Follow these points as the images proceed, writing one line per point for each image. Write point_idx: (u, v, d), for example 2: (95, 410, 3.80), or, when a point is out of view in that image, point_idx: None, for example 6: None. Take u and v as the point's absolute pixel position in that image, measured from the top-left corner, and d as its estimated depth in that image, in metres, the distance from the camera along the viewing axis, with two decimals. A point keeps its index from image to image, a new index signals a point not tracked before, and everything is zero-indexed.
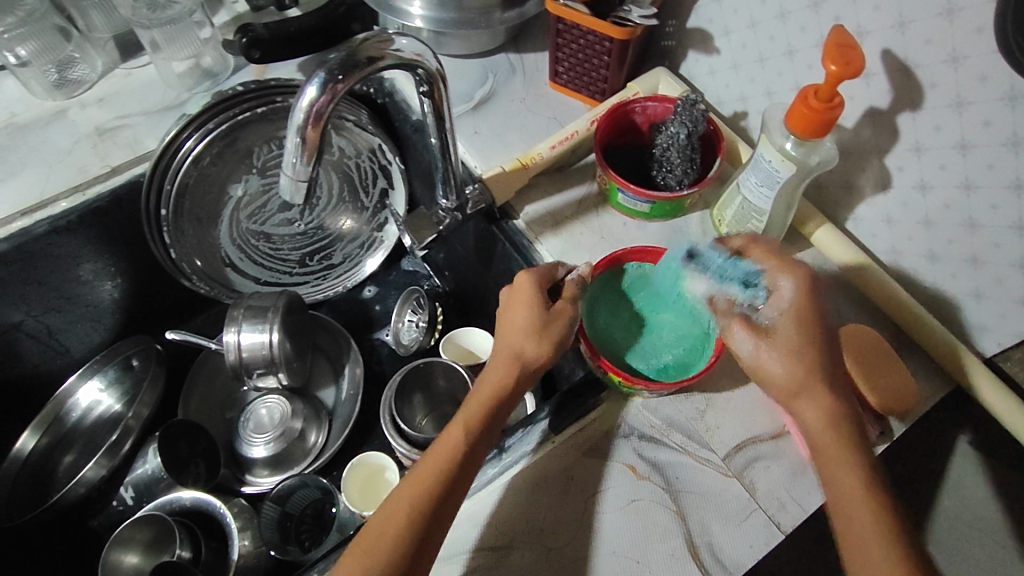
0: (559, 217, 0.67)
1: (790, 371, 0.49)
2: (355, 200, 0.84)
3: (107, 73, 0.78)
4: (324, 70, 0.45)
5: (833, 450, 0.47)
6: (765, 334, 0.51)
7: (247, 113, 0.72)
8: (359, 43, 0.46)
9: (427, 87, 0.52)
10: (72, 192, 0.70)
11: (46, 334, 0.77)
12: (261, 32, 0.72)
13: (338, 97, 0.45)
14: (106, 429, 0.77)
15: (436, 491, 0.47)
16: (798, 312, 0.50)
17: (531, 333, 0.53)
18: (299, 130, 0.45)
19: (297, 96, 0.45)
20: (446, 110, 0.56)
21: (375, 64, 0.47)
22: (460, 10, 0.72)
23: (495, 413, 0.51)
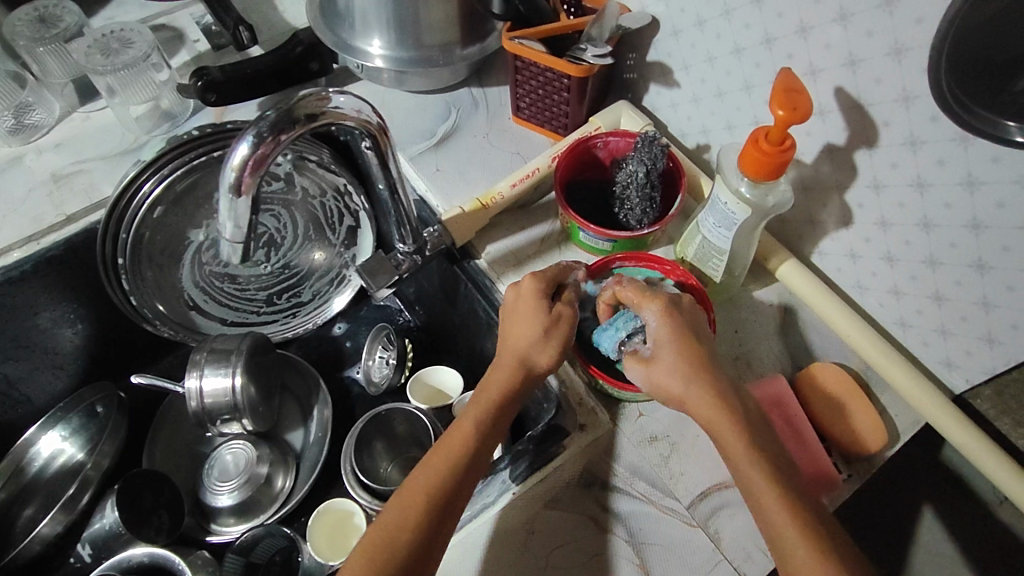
0: (523, 255, 0.66)
1: (682, 391, 0.48)
2: (321, 237, 0.83)
3: (65, 118, 0.78)
4: (258, 128, 0.44)
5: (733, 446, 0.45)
6: (659, 358, 0.49)
7: (203, 157, 0.71)
8: (297, 100, 0.45)
9: (370, 141, 0.52)
10: (26, 241, 0.69)
11: (6, 384, 0.75)
12: (217, 75, 0.72)
13: (273, 152, 0.45)
14: (65, 480, 0.73)
15: (445, 490, 0.45)
16: (678, 330, 0.50)
17: (539, 333, 0.52)
18: (233, 188, 0.44)
19: (230, 155, 0.44)
20: (389, 158, 0.55)
21: (313, 121, 0.46)
22: (418, 48, 0.72)
23: (502, 414, 0.49)
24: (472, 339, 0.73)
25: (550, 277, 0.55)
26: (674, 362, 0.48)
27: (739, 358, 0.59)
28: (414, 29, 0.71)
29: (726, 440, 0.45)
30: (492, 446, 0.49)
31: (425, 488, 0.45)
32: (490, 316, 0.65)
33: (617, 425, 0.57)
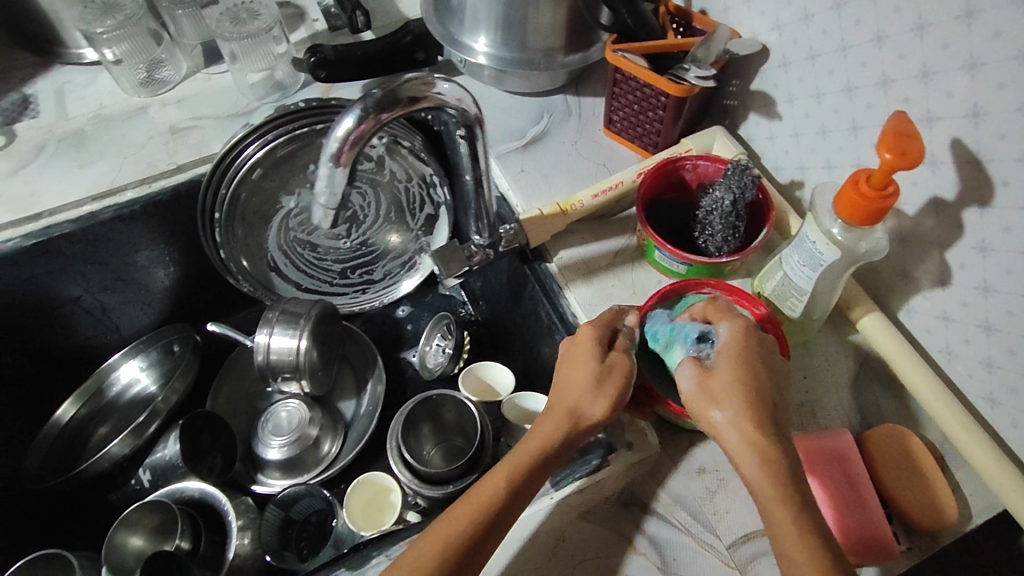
0: (594, 266, 0.66)
1: (718, 427, 0.46)
2: (401, 221, 0.86)
3: (189, 77, 0.84)
4: (364, 104, 0.46)
5: (740, 455, 0.45)
6: (732, 384, 0.47)
7: (306, 128, 0.75)
8: (403, 82, 0.47)
9: (465, 130, 0.54)
10: (140, 183, 0.75)
11: (100, 311, 0.82)
12: (329, 54, 0.75)
13: (374, 126, 0.47)
14: (138, 403, 0.82)
15: (472, 537, 0.45)
16: (740, 337, 0.49)
17: (586, 389, 0.51)
18: (333, 158, 0.47)
19: (335, 125, 0.46)
20: (479, 151, 0.57)
21: (415, 104, 0.48)
22: (522, 50, 0.75)
23: (537, 469, 0.48)
24: (530, 341, 0.74)
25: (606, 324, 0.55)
26: (734, 372, 0.47)
27: (804, 406, 0.56)
28: (520, 31, 0.73)
29: (749, 473, 0.44)
30: (527, 497, 0.48)
31: (457, 537, 0.45)
32: (552, 320, 0.65)
33: (664, 451, 0.56)
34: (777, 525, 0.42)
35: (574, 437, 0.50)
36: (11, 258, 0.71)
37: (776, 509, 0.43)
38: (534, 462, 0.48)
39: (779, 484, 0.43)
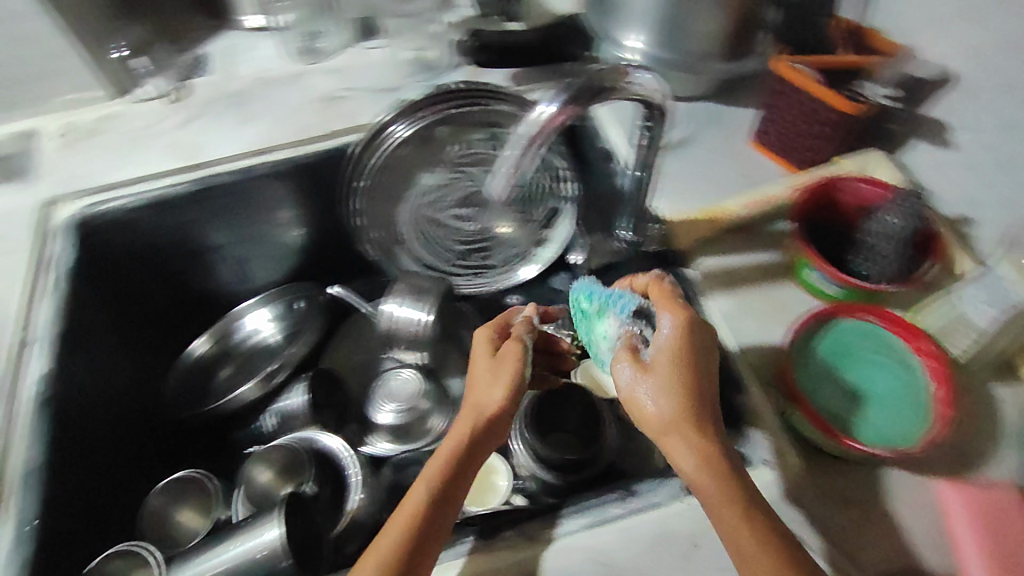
0: (737, 277, 0.65)
1: (657, 425, 0.48)
2: (526, 212, 0.86)
3: (344, 50, 0.88)
4: (565, 95, 0.46)
5: (693, 469, 0.46)
6: (653, 374, 0.49)
7: (457, 109, 0.75)
8: (604, 72, 0.47)
9: (653, 122, 0.52)
10: (293, 144, 0.79)
11: (237, 260, 0.87)
12: (490, 38, 0.78)
13: (570, 117, 0.47)
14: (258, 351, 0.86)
15: (415, 535, 0.47)
16: (685, 341, 0.50)
17: (490, 384, 0.54)
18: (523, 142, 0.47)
19: (533, 113, 0.46)
20: (655, 152, 0.56)
21: (609, 94, 0.47)
22: (677, 52, 0.74)
23: (467, 462, 0.51)
24: None
25: (499, 326, 0.60)
26: (667, 380, 0.48)
27: (960, 451, 0.55)
28: (679, 34, 0.72)
29: (693, 470, 0.46)
30: (460, 492, 0.50)
31: (406, 517, 0.48)
32: None
33: (807, 476, 0.54)
34: (726, 521, 0.44)
35: (483, 434, 0.51)
36: (176, 200, 0.77)
37: (721, 504, 0.44)
38: (461, 441, 0.51)
39: (724, 486, 0.45)
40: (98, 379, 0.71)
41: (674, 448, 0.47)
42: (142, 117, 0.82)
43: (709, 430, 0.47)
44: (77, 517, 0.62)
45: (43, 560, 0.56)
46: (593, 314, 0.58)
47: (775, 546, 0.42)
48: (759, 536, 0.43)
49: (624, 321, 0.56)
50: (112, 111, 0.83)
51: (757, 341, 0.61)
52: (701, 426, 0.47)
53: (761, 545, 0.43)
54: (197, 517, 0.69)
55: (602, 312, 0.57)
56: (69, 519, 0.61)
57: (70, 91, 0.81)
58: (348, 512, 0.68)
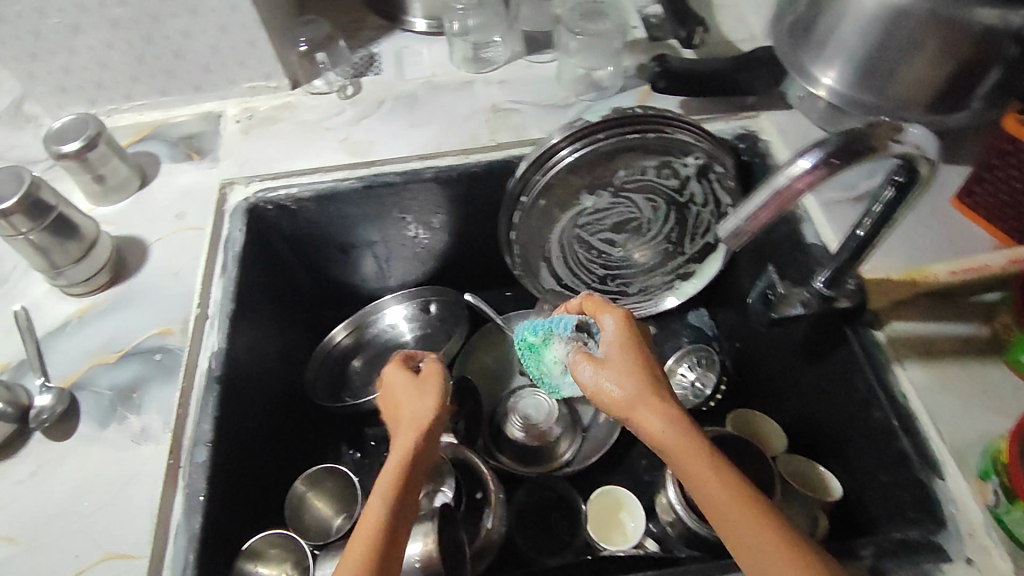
0: (933, 346, 0.62)
1: (619, 400, 0.53)
2: (679, 244, 0.85)
3: (512, 60, 0.88)
4: (826, 151, 0.43)
5: (665, 439, 0.50)
6: (611, 361, 0.56)
7: (637, 135, 0.73)
8: (875, 128, 0.43)
9: (903, 180, 0.50)
10: (460, 153, 0.79)
11: (384, 257, 0.89)
12: (675, 66, 0.76)
13: (824, 178, 0.43)
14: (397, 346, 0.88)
15: (384, 542, 0.46)
16: (627, 337, 0.57)
17: (427, 395, 0.57)
18: (770, 197, 0.44)
19: (785, 167, 0.44)
20: (892, 219, 0.53)
21: (875, 154, 0.44)
22: (877, 96, 0.69)
23: (419, 464, 0.51)
24: (815, 403, 0.72)
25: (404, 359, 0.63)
26: (623, 365, 0.55)
27: None
28: (884, 79, 0.68)
29: (661, 435, 0.51)
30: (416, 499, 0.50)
31: (392, 483, 0.50)
32: (875, 394, 0.61)
33: None
34: (701, 479, 0.48)
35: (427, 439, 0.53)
36: (341, 194, 0.79)
37: (690, 462, 0.49)
38: (423, 430, 0.53)
39: (713, 461, 0.49)
40: (260, 362, 0.74)
41: (649, 430, 0.51)
42: (317, 110, 0.85)
43: (668, 396, 0.53)
44: (238, 494, 0.64)
45: (209, 535, 0.58)
46: (540, 343, 0.71)
47: (767, 516, 0.46)
48: (734, 492, 0.47)
49: (564, 338, 0.68)
50: (289, 101, 0.86)
51: (958, 424, 0.58)
52: (663, 398, 0.53)
53: (732, 496, 0.47)
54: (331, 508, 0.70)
55: (548, 338, 0.69)
56: (235, 496, 0.63)
57: (254, 79, 0.85)
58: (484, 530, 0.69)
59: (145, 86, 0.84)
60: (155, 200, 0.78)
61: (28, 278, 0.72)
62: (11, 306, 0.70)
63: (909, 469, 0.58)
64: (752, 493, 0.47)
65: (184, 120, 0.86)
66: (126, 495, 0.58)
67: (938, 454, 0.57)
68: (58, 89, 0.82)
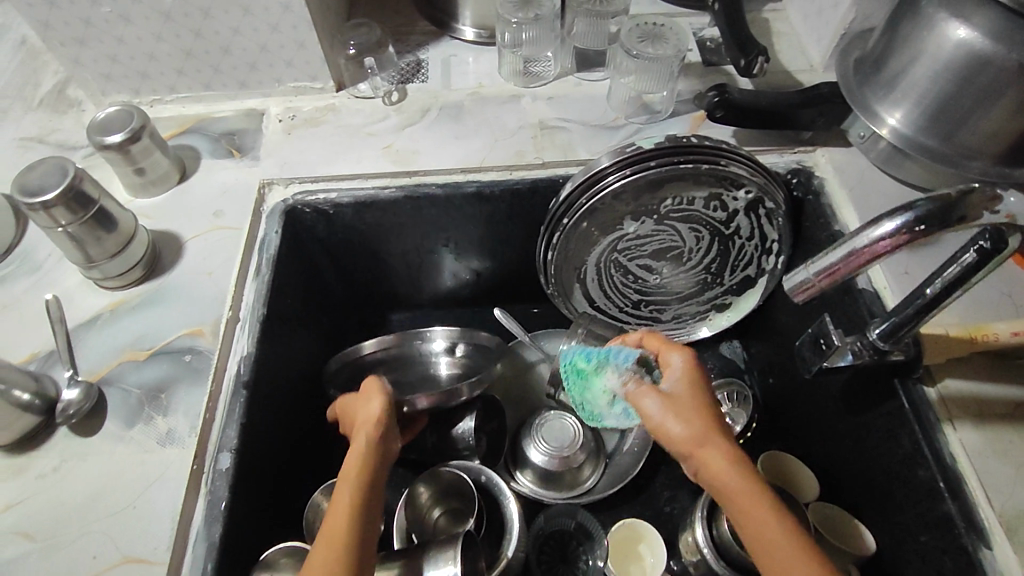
0: (986, 408, 0.59)
1: (685, 437, 0.51)
2: (719, 276, 0.83)
3: (561, 77, 0.87)
4: (916, 213, 0.41)
5: (725, 478, 0.48)
6: (675, 399, 0.54)
7: (691, 165, 0.70)
8: (968, 195, 0.42)
9: None
10: (504, 169, 0.78)
11: (415, 267, 0.87)
12: (735, 97, 0.74)
13: (908, 243, 0.41)
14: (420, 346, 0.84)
15: (359, 525, 0.48)
16: (696, 377, 0.55)
17: (369, 393, 0.58)
18: (849, 252, 0.42)
19: (869, 225, 0.42)
20: (968, 281, 0.50)
21: (963, 222, 0.42)
22: (943, 142, 0.67)
23: (383, 458, 0.54)
24: (852, 453, 0.69)
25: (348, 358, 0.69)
26: (692, 402, 0.53)
27: None
28: (952, 126, 0.66)
29: (725, 476, 0.49)
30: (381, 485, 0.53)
31: (357, 467, 0.52)
32: (921, 451, 0.59)
33: None
34: (762, 521, 0.46)
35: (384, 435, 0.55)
36: (382, 201, 0.78)
37: (752, 505, 0.47)
38: (370, 431, 0.55)
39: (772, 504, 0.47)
40: (289, 368, 0.73)
41: (710, 468, 0.49)
42: (361, 115, 0.84)
43: (731, 439, 0.51)
44: (260, 502, 0.63)
45: (229, 544, 0.56)
46: (590, 369, 0.69)
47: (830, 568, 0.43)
48: (793, 537, 0.45)
49: (619, 374, 0.64)
50: (333, 103, 0.85)
51: (1010, 492, 0.55)
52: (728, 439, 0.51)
53: (789, 538, 0.45)
54: None
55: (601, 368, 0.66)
56: (257, 502, 0.62)
57: (300, 79, 0.84)
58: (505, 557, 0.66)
59: (190, 78, 0.83)
60: (193, 195, 0.78)
61: (60, 266, 0.71)
62: (43, 293, 0.70)
63: (954, 534, 0.55)
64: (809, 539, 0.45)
65: (226, 116, 0.85)
66: (148, 498, 0.56)
67: (988, 523, 0.54)
68: (104, 76, 0.82)
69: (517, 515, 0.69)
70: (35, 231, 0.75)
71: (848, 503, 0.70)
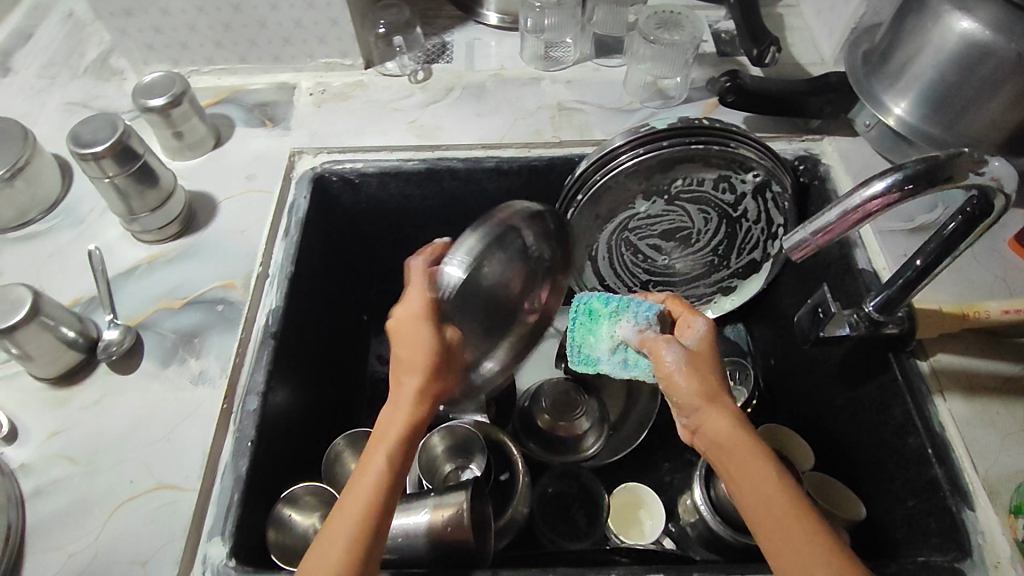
0: (975, 381, 0.62)
1: (694, 388, 0.51)
2: (726, 259, 0.85)
3: (580, 63, 0.91)
4: (903, 173, 0.45)
5: (729, 435, 0.48)
6: (695, 357, 0.53)
7: (701, 146, 0.74)
8: (951, 156, 0.45)
9: (972, 213, 0.51)
10: (522, 146, 0.81)
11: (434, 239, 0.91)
12: (747, 82, 0.77)
13: (897, 202, 0.45)
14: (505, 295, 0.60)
15: (393, 484, 0.47)
16: (711, 338, 0.56)
17: (420, 321, 0.52)
18: (844, 209, 0.46)
19: (862, 185, 0.46)
20: (956, 251, 0.54)
21: (949, 183, 0.46)
22: (946, 130, 0.70)
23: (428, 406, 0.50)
24: (848, 427, 0.72)
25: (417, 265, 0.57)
26: (706, 361, 0.53)
27: None
28: (954, 115, 0.69)
29: (730, 433, 0.48)
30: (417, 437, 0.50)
31: (399, 420, 0.49)
32: (912, 420, 0.62)
33: None
34: (763, 480, 0.46)
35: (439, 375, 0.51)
36: (404, 172, 0.81)
37: (754, 466, 0.47)
38: (423, 372, 0.50)
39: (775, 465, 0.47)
40: (311, 326, 0.76)
41: (715, 426, 0.49)
42: (387, 91, 0.88)
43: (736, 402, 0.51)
44: (283, 445, 0.67)
45: (254, 478, 0.60)
46: (603, 314, 0.67)
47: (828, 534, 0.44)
48: (793, 500, 0.45)
49: (635, 323, 0.64)
50: (362, 80, 0.89)
51: (995, 459, 0.58)
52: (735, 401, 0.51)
53: (790, 501, 0.45)
54: None
55: (616, 315, 0.66)
56: (279, 445, 0.66)
57: (331, 56, 0.88)
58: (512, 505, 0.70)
59: (227, 51, 0.87)
60: (227, 160, 0.82)
61: (103, 221, 0.76)
62: (86, 244, 0.74)
63: (940, 497, 0.58)
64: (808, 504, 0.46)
65: (260, 89, 0.89)
66: (181, 431, 0.60)
67: (973, 486, 0.57)
68: (147, 47, 0.87)
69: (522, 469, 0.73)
70: (79, 188, 0.79)
71: (843, 475, 0.73)
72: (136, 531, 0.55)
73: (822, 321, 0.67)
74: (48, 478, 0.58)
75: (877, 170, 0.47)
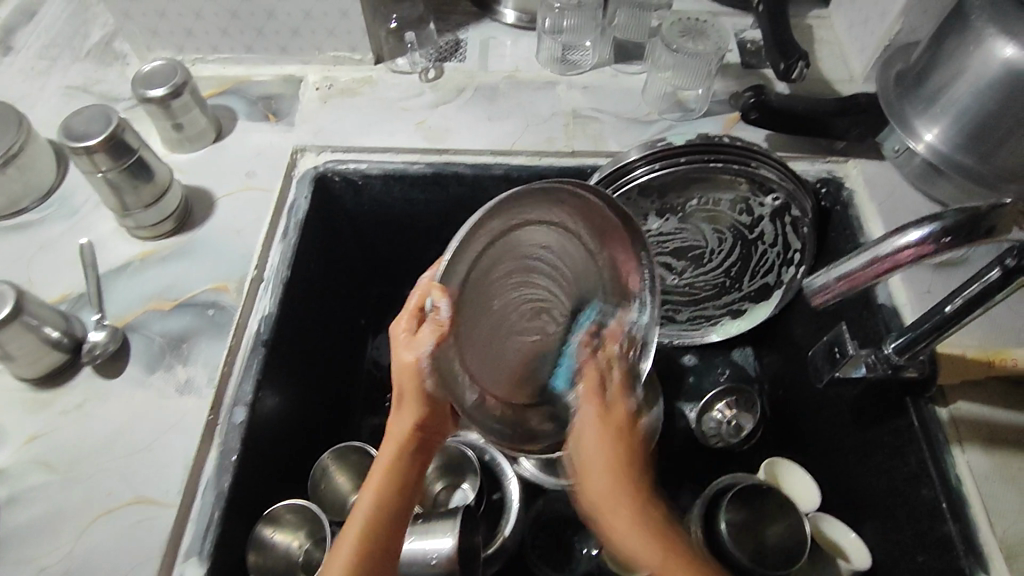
0: (998, 433, 0.59)
1: (605, 461, 0.50)
2: (738, 281, 0.81)
3: (598, 67, 0.87)
4: (941, 225, 0.42)
5: (602, 498, 0.49)
6: (596, 435, 0.52)
7: (720, 164, 0.70)
8: (994, 209, 0.42)
9: (1013, 264, 0.48)
10: (533, 154, 0.78)
11: (439, 244, 0.88)
12: (772, 100, 0.74)
13: (933, 253, 0.43)
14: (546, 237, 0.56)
15: (393, 509, 0.48)
16: (597, 433, 0.52)
17: (409, 361, 0.49)
18: (875, 256, 0.44)
19: (895, 233, 0.44)
20: (990, 301, 0.51)
21: (990, 237, 0.43)
22: (982, 162, 0.66)
23: (425, 437, 0.50)
24: (857, 469, 0.69)
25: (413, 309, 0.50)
26: (589, 457, 0.51)
27: None
28: (990, 147, 0.65)
29: (601, 497, 0.49)
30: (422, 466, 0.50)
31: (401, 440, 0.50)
32: (927, 470, 0.58)
33: None
34: (623, 531, 0.48)
35: (429, 411, 0.50)
36: (409, 176, 0.78)
37: (614, 510, 0.49)
38: (423, 404, 0.50)
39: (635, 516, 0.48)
40: (304, 333, 0.74)
41: (594, 503, 0.50)
42: (397, 90, 0.85)
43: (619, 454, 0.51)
44: (270, 458, 0.65)
45: (236, 495, 0.58)
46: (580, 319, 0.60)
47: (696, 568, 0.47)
48: (656, 546, 0.47)
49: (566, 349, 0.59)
50: (370, 76, 0.86)
51: (1016, 518, 0.55)
52: (612, 465, 0.50)
53: (652, 546, 0.47)
54: (349, 484, 0.71)
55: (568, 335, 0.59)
56: (265, 457, 0.64)
57: (339, 49, 0.85)
58: (505, 534, 0.68)
59: (232, 40, 0.84)
60: (227, 155, 0.79)
61: (97, 213, 0.74)
62: (78, 238, 0.72)
63: (953, 556, 0.55)
64: (671, 542, 0.48)
65: (265, 80, 0.86)
66: (163, 443, 0.58)
67: (988, 547, 0.54)
68: (150, 32, 0.84)
69: (517, 498, 0.70)
70: (75, 177, 0.77)
71: (848, 517, 0.70)
72: (112, 547, 0.53)
73: (838, 360, 0.67)
74: (25, 485, 0.56)
75: (912, 218, 0.45)
